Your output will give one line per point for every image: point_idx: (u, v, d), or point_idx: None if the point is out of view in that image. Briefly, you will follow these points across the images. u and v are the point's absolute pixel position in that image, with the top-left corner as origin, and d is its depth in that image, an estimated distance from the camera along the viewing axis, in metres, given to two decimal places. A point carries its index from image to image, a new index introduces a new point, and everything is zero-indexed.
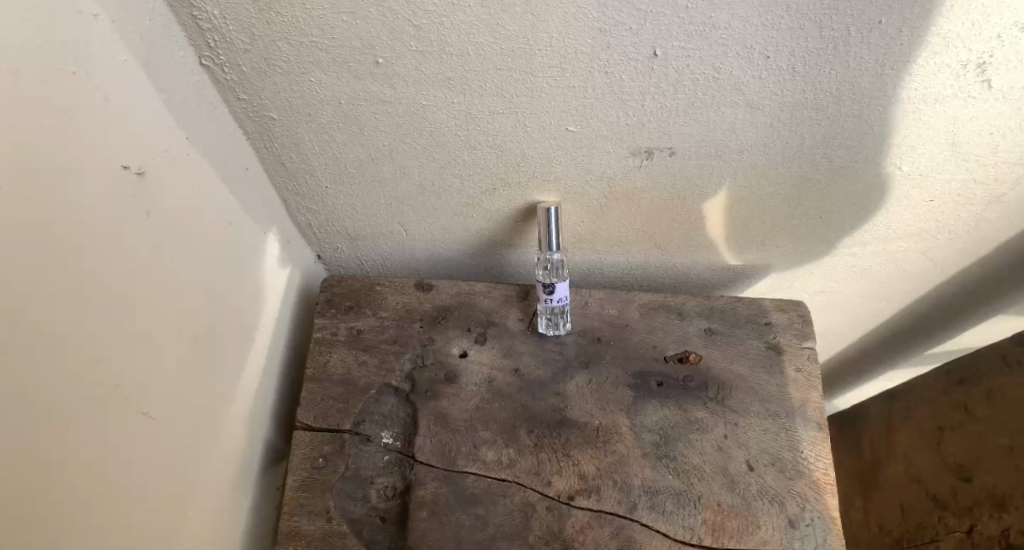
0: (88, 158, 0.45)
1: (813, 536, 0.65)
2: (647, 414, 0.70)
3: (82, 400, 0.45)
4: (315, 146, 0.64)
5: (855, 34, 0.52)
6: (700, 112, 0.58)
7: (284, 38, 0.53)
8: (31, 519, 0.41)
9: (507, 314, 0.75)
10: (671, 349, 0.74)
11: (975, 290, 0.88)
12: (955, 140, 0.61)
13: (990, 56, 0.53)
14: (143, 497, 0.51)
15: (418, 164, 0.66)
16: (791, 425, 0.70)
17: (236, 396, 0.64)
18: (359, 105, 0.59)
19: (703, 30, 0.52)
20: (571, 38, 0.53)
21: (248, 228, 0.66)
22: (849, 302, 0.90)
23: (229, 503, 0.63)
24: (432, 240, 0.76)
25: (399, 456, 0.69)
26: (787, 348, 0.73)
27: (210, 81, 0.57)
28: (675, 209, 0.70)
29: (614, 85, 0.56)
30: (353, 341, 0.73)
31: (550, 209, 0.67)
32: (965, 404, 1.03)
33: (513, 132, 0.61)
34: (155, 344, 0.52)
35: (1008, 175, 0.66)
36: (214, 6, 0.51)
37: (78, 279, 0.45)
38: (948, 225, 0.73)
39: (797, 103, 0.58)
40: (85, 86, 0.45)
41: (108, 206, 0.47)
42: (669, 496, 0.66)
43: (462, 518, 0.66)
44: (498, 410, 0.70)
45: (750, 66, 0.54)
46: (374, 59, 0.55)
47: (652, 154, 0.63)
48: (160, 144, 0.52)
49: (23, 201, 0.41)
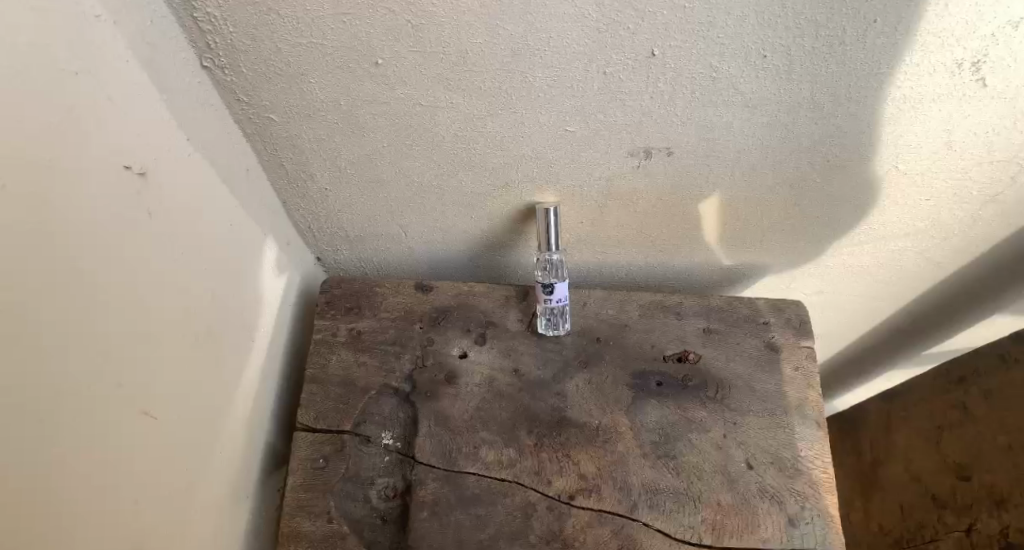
0: (91, 159, 0.46)
1: (813, 534, 0.65)
2: (646, 414, 0.70)
3: (83, 400, 0.45)
4: (315, 147, 0.64)
5: (851, 33, 0.52)
6: (698, 111, 0.59)
7: (285, 40, 0.54)
8: (32, 519, 0.40)
9: (507, 314, 0.75)
10: (671, 349, 0.74)
11: (974, 289, 0.88)
12: (951, 139, 0.62)
13: (984, 54, 0.53)
14: (143, 497, 0.51)
15: (417, 165, 0.66)
16: (790, 424, 0.70)
17: (236, 397, 0.64)
18: (359, 106, 0.60)
19: (701, 30, 0.52)
20: (570, 37, 0.53)
21: (248, 229, 0.66)
22: (848, 302, 0.90)
23: (229, 504, 0.63)
24: (431, 241, 0.76)
25: (399, 456, 0.69)
26: (786, 347, 0.74)
27: (210, 82, 0.57)
28: (674, 209, 0.70)
29: (612, 85, 0.57)
30: (353, 342, 0.74)
31: (550, 210, 0.68)
32: (965, 403, 1.02)
33: (513, 132, 0.61)
34: (155, 344, 0.52)
35: (1004, 173, 0.66)
36: (215, 8, 0.51)
37: (80, 278, 0.45)
38: (944, 224, 0.74)
39: (794, 102, 0.58)
40: (87, 85, 0.45)
41: (112, 203, 0.48)
42: (669, 495, 0.67)
43: (462, 518, 0.66)
44: (498, 410, 0.70)
45: (747, 66, 0.55)
46: (373, 60, 0.55)
47: (650, 154, 0.63)
48: (162, 144, 0.53)
49: (27, 200, 0.41)
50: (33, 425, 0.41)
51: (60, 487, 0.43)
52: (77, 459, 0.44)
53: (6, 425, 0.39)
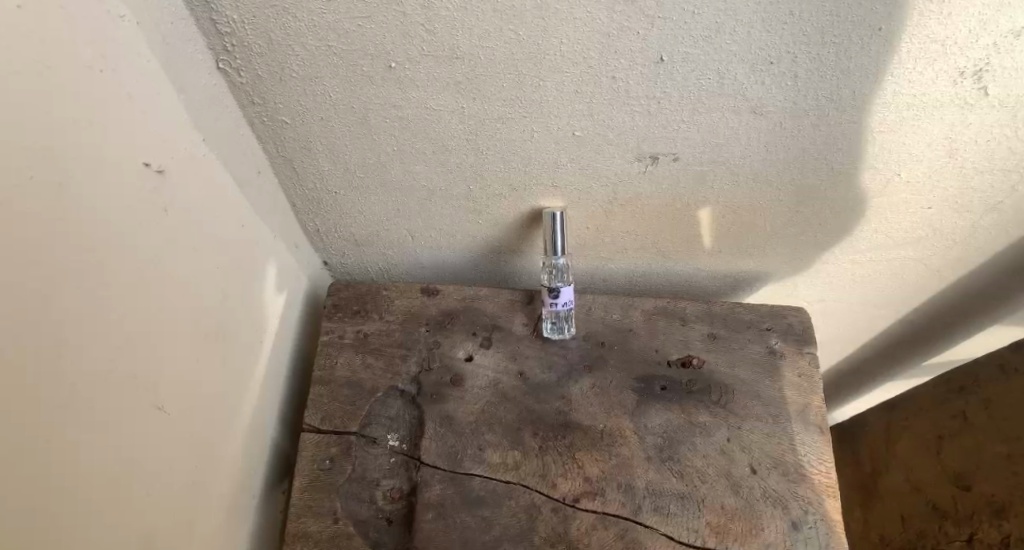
0: (116, 153, 0.47)
1: (816, 539, 0.66)
2: (650, 418, 0.71)
3: (92, 395, 0.45)
4: (326, 150, 0.65)
5: (856, 40, 0.53)
6: (704, 117, 0.60)
7: (301, 42, 0.55)
8: (27, 521, 0.40)
9: (512, 319, 0.75)
10: (674, 353, 0.74)
11: (975, 297, 0.89)
12: (952, 148, 0.63)
13: (986, 63, 0.54)
14: (144, 500, 0.50)
15: (427, 170, 0.67)
16: (793, 430, 0.71)
17: (241, 400, 0.64)
18: (370, 110, 0.61)
19: (708, 35, 0.53)
20: (582, 42, 0.54)
21: (258, 230, 0.66)
22: (849, 310, 0.91)
23: (230, 509, 0.62)
24: (437, 245, 0.77)
25: (404, 458, 0.69)
26: (787, 353, 0.74)
27: (226, 84, 0.58)
28: (676, 216, 0.71)
29: (620, 89, 0.58)
30: (360, 344, 0.74)
31: (555, 214, 0.69)
32: (965, 413, 1.03)
33: (521, 136, 0.62)
34: (164, 342, 0.52)
35: (1005, 183, 0.67)
36: (232, 11, 0.52)
37: (99, 268, 0.45)
38: (945, 232, 0.74)
39: (799, 109, 0.59)
40: (111, 83, 0.47)
41: (129, 197, 0.48)
42: (674, 498, 0.67)
43: (468, 519, 0.66)
44: (503, 413, 0.71)
45: (753, 72, 0.56)
46: (386, 63, 0.56)
47: (656, 159, 0.64)
48: (178, 144, 0.54)
49: (53, 191, 0.42)
50: (38, 425, 0.41)
51: (61, 484, 0.42)
52: (78, 460, 0.44)
53: (13, 423, 0.39)
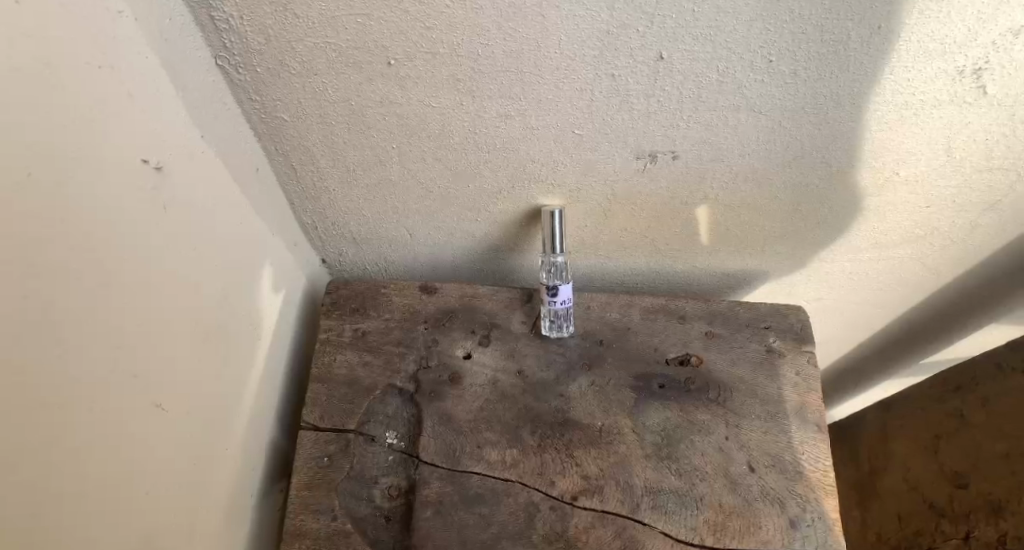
0: (116, 150, 0.47)
1: (815, 537, 0.66)
2: (648, 416, 0.71)
3: (90, 392, 0.45)
4: (325, 148, 0.65)
5: (856, 38, 0.53)
6: (704, 115, 0.60)
7: (301, 40, 0.55)
8: (27, 520, 0.39)
9: (511, 317, 0.76)
10: (673, 352, 0.74)
11: (973, 295, 0.89)
12: (950, 146, 0.63)
13: (985, 62, 0.55)
14: (143, 499, 0.50)
15: (426, 168, 0.67)
16: (791, 428, 0.71)
17: (241, 399, 0.64)
18: (369, 107, 0.60)
19: (709, 33, 0.53)
20: (582, 39, 0.54)
21: (258, 229, 0.66)
22: (848, 309, 0.91)
23: (229, 508, 0.62)
24: (436, 243, 0.77)
25: (403, 456, 0.69)
26: (785, 352, 0.74)
27: (224, 81, 0.58)
28: (675, 214, 0.71)
29: (620, 87, 0.58)
30: (359, 342, 0.74)
31: (555, 212, 0.69)
32: (962, 411, 1.03)
33: (521, 135, 0.62)
34: (164, 340, 0.52)
35: (1004, 182, 0.68)
36: (232, 8, 0.52)
37: (99, 265, 0.45)
38: (943, 231, 0.75)
39: (799, 107, 0.59)
40: (112, 80, 0.47)
41: (129, 196, 0.48)
42: (672, 496, 0.67)
43: (467, 517, 0.66)
44: (502, 411, 0.71)
45: (753, 70, 0.56)
46: (385, 60, 0.56)
47: (655, 157, 0.64)
48: (179, 143, 0.53)
49: (53, 188, 0.42)
50: (37, 423, 0.40)
51: (61, 485, 0.42)
52: (78, 459, 0.43)
53: (13, 422, 0.39)
